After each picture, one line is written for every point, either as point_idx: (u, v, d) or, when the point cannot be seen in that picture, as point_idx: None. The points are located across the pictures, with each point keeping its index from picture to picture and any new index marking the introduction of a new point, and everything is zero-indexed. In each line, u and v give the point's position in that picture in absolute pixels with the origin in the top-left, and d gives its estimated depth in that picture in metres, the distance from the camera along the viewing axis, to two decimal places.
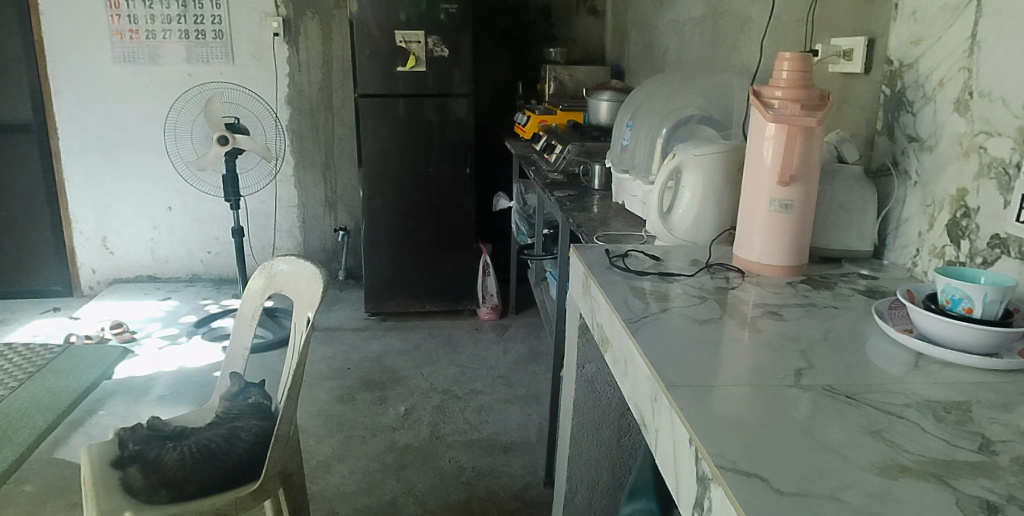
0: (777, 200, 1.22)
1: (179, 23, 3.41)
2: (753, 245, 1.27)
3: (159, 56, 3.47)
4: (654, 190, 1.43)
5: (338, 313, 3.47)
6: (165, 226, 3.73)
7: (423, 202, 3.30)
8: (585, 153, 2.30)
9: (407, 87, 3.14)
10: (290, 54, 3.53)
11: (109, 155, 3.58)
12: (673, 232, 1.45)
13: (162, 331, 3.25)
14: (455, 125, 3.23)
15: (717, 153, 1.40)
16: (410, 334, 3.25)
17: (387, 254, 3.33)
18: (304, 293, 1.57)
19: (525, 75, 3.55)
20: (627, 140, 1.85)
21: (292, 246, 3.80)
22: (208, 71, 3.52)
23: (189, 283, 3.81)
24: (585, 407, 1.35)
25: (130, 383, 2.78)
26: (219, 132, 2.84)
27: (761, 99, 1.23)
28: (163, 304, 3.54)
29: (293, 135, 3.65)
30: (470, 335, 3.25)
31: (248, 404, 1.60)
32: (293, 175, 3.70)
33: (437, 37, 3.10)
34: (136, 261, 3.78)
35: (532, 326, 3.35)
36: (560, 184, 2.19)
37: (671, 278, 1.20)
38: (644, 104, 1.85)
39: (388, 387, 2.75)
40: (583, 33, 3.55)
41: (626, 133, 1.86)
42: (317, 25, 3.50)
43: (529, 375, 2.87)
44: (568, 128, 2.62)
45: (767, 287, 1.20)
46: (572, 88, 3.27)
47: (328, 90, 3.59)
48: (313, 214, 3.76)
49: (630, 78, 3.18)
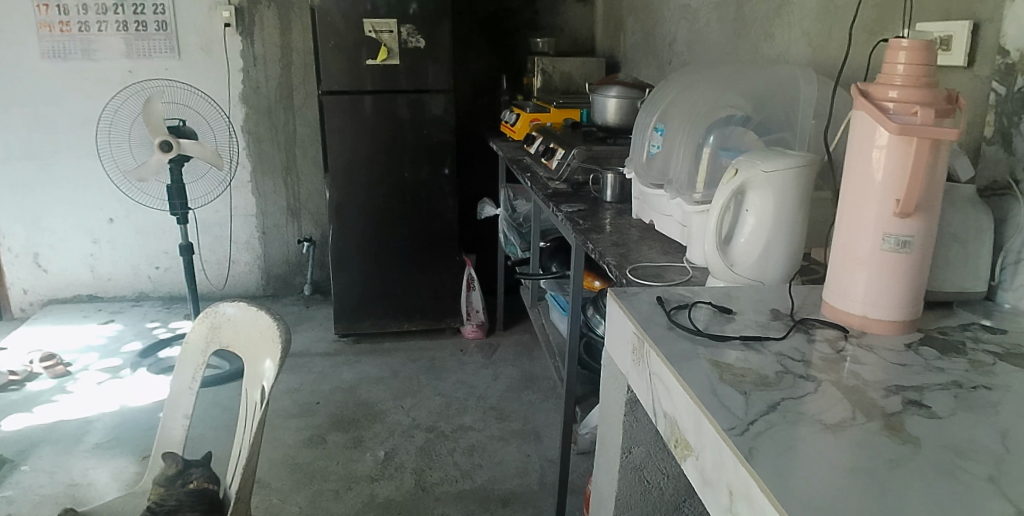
0: (892, 236, 0.94)
1: (116, 13, 3.00)
2: (854, 292, 0.97)
3: (94, 51, 3.05)
4: (712, 216, 1.14)
5: (304, 335, 3.10)
6: (107, 239, 3.31)
7: (399, 211, 2.95)
8: (592, 159, 1.98)
9: (377, 83, 2.78)
10: (244, 47, 3.14)
11: (39, 163, 3.16)
12: (736, 268, 1.16)
13: (101, 363, 2.85)
14: (432, 123, 2.88)
15: (790, 169, 1.11)
16: (386, 359, 2.90)
17: (359, 270, 2.98)
18: (256, 353, 1.23)
19: (508, 68, 3.23)
20: (657, 147, 1.54)
21: (251, 259, 3.42)
22: (151, 67, 3.11)
23: (135, 302, 3.41)
24: (631, 501, 1.04)
25: (61, 428, 2.40)
26: (160, 137, 2.46)
27: (871, 100, 0.94)
28: (104, 329, 3.14)
29: (249, 136, 3.26)
30: (454, 357, 2.92)
31: (188, 492, 1.25)
32: (250, 181, 3.32)
33: (411, 26, 2.75)
34: (73, 279, 3.36)
35: (523, 345, 3.03)
36: (565, 196, 1.89)
37: (757, 346, 0.89)
38: (681, 106, 1.54)
39: (364, 425, 2.40)
40: (571, 22, 3.23)
41: (655, 139, 1.55)
42: (274, 15, 3.11)
43: (524, 404, 2.55)
44: (568, 131, 2.31)
45: (885, 356, 0.89)
46: (562, 83, 2.96)
47: (288, 86, 3.21)
48: (274, 224, 3.39)
49: (628, 71, 2.87)
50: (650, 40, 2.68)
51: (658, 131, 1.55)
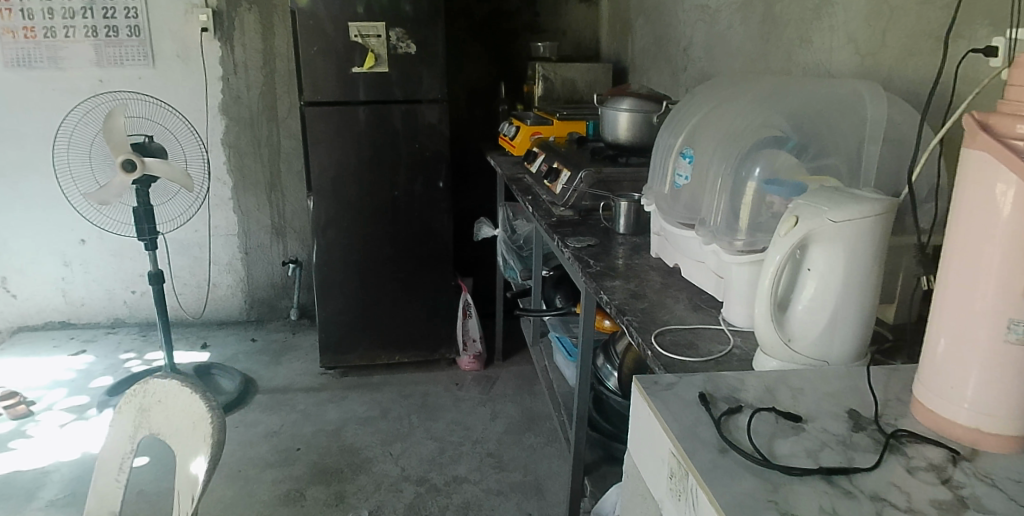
0: (1020, 324, 0.70)
1: (84, 17, 2.74)
2: (962, 393, 0.74)
3: (61, 59, 2.79)
4: (766, 276, 0.92)
5: (288, 367, 2.85)
6: (79, 262, 3.04)
7: (391, 230, 2.70)
8: (601, 183, 1.72)
9: (368, 93, 2.54)
10: (224, 53, 2.88)
11: (4, 181, 2.90)
12: (794, 344, 0.94)
13: (67, 401, 2.52)
14: (426, 134, 2.63)
15: (865, 219, 0.88)
16: (376, 394, 2.65)
17: (348, 298, 2.73)
18: (194, 446, 0.97)
19: (507, 75, 2.98)
20: (685, 179, 1.29)
21: (233, 282, 3.17)
22: (124, 75, 2.85)
23: (110, 329, 3.13)
24: None
25: (13, 481, 2.09)
26: (123, 156, 2.19)
27: (997, 139, 0.69)
28: (75, 362, 2.83)
29: (230, 149, 3.01)
30: (450, 393, 2.67)
31: None
32: (231, 198, 3.07)
33: (401, 29, 2.50)
34: (44, 305, 3.09)
35: (524, 378, 2.79)
36: (571, 225, 1.65)
37: (844, 484, 0.67)
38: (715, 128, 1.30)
39: (348, 477, 2.16)
40: (574, 24, 2.98)
41: (682, 169, 1.30)
42: (256, 18, 2.86)
43: (526, 450, 2.32)
44: (573, 147, 2.05)
45: (1012, 495, 0.67)
46: (566, 92, 2.71)
47: (271, 95, 2.96)
48: (257, 244, 3.14)
49: (638, 78, 2.62)
50: (662, 45, 2.43)
51: (685, 159, 1.29)
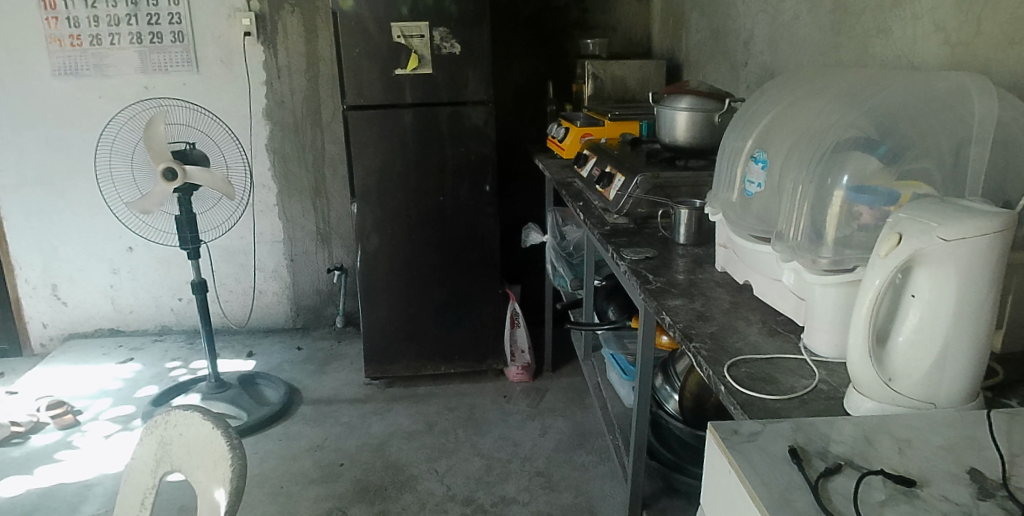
0: None
1: (129, 24, 2.74)
2: None
3: (107, 67, 2.80)
4: (864, 302, 0.79)
5: (332, 377, 2.79)
6: (127, 270, 3.06)
7: (436, 237, 2.61)
8: (658, 189, 1.59)
9: (413, 95, 2.46)
10: (267, 58, 2.85)
11: (54, 188, 2.94)
12: (895, 383, 0.80)
13: (113, 411, 2.54)
14: (471, 136, 2.53)
15: (983, 235, 0.74)
16: (421, 406, 2.57)
17: (392, 306, 2.66)
18: (214, 488, 0.89)
19: (555, 74, 2.86)
20: (757, 186, 1.14)
21: (279, 289, 3.15)
22: (168, 82, 2.85)
23: (157, 337, 3.14)
24: None
25: (58, 494, 2.09)
26: (164, 164, 2.16)
27: None
28: (123, 370, 2.85)
29: (274, 155, 2.97)
30: (496, 406, 2.57)
31: None
32: (276, 205, 3.03)
33: (445, 29, 2.41)
34: (94, 312, 3.12)
35: (574, 391, 2.67)
36: (626, 235, 1.52)
37: None
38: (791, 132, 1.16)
39: (391, 495, 2.08)
40: (624, 20, 2.84)
41: (755, 175, 1.15)
42: (299, 21, 2.81)
43: (577, 469, 2.20)
44: (626, 149, 1.92)
45: None
46: (616, 91, 2.58)
47: (314, 100, 2.92)
48: (302, 251, 3.10)
49: (694, 74, 2.47)
50: (720, 39, 2.28)
51: (758, 164, 1.15)
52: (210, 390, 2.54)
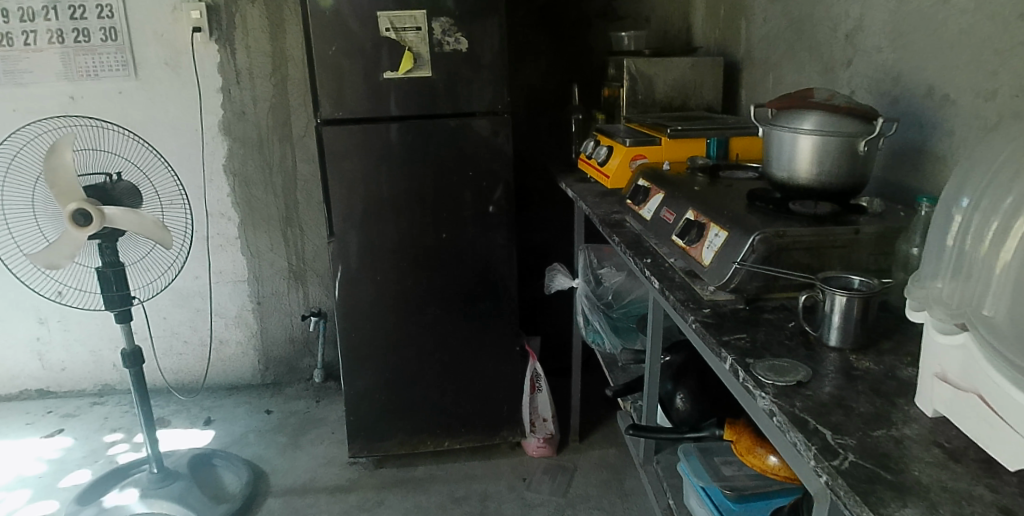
0: None
1: (48, 19, 2.18)
2: None
3: (23, 73, 2.24)
4: None
5: (309, 453, 2.26)
6: (57, 319, 2.51)
7: (433, 280, 2.08)
8: (778, 255, 1.07)
9: (407, 103, 1.92)
10: (223, 59, 2.29)
11: None
12: None
13: (28, 510, 2.01)
14: (475, 153, 1.99)
15: None
16: (420, 497, 2.05)
17: (380, 370, 2.13)
18: None
19: (580, 74, 2.33)
20: None
21: (243, 338, 2.60)
22: (101, 91, 2.29)
23: (96, 399, 2.60)
24: None
25: None
26: (73, 206, 1.61)
27: None
28: (49, 447, 2.32)
29: (235, 179, 2.42)
30: (515, 494, 2.05)
31: None
32: (238, 237, 2.49)
33: (447, 18, 1.86)
34: (18, 371, 2.57)
35: (610, 469, 2.15)
36: (740, 327, 1.00)
37: None
38: None
39: None
40: (662, 8, 2.32)
41: None
42: (262, 13, 2.27)
43: None
44: (702, 182, 1.41)
45: None
46: (660, 96, 2.05)
47: (283, 109, 2.36)
48: (272, 291, 2.56)
49: (762, 76, 1.95)
50: (802, 30, 1.75)
51: None
52: (149, 485, 2.00)
